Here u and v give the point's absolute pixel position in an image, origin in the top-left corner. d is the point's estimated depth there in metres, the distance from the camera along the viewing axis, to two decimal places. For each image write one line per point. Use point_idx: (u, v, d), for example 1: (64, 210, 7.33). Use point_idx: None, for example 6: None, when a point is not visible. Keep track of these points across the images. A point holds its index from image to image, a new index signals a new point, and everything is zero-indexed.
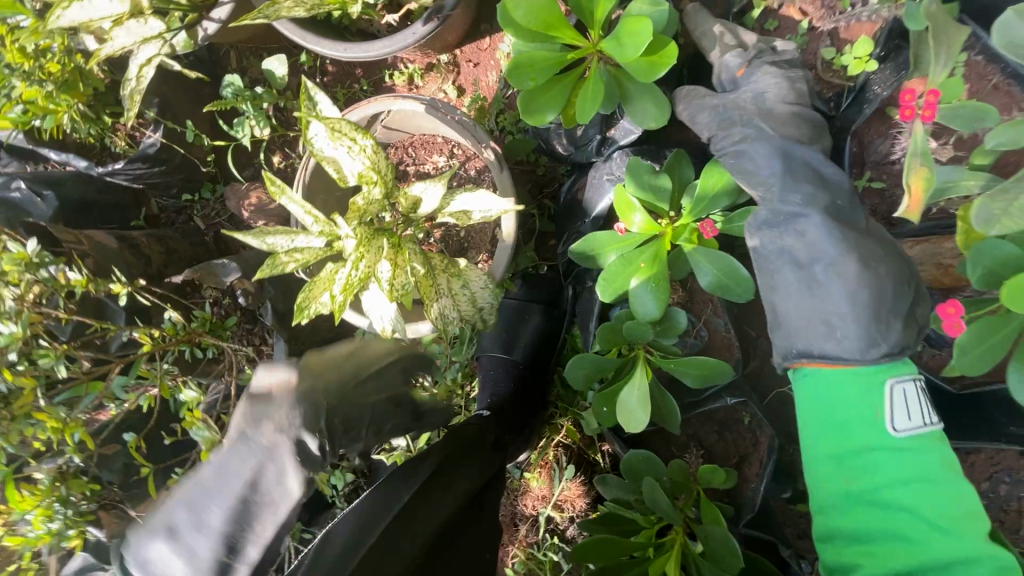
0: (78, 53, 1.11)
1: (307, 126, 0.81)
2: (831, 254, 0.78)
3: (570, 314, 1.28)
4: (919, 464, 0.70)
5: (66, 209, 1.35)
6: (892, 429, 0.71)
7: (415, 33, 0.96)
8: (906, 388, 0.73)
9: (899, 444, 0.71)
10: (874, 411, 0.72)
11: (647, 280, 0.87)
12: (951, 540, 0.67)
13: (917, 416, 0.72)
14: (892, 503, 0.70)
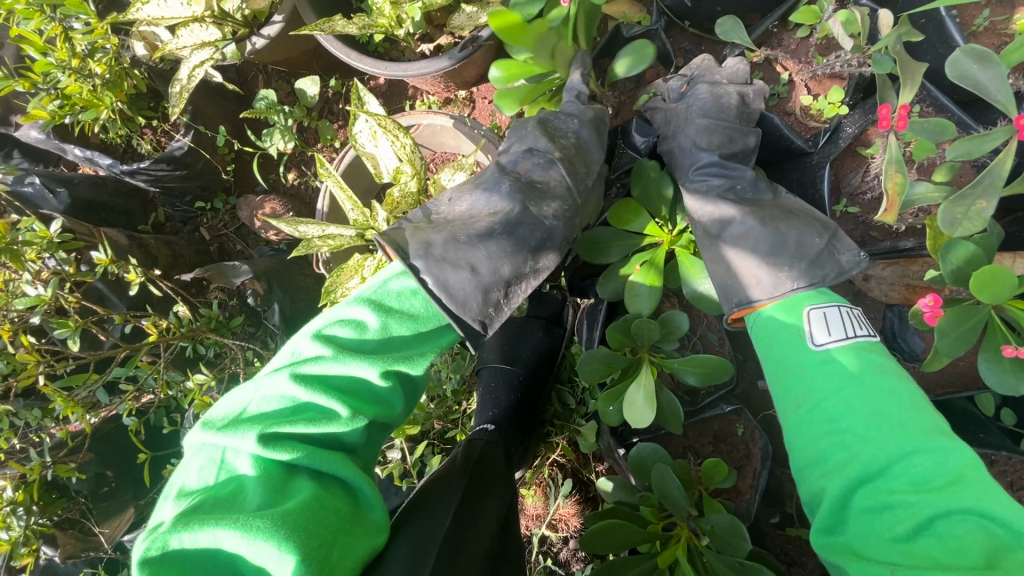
0: (125, 57, 1.18)
1: (355, 122, 0.94)
2: (737, 219, 0.92)
3: (569, 329, 1.38)
4: (850, 375, 0.75)
5: (77, 206, 1.36)
6: (811, 346, 0.80)
7: (451, 58, 1.06)
8: (825, 310, 0.82)
9: (825, 358, 0.78)
10: (796, 337, 0.82)
11: (649, 280, 0.96)
12: (899, 433, 0.68)
13: (841, 331, 0.80)
14: (838, 415, 0.73)
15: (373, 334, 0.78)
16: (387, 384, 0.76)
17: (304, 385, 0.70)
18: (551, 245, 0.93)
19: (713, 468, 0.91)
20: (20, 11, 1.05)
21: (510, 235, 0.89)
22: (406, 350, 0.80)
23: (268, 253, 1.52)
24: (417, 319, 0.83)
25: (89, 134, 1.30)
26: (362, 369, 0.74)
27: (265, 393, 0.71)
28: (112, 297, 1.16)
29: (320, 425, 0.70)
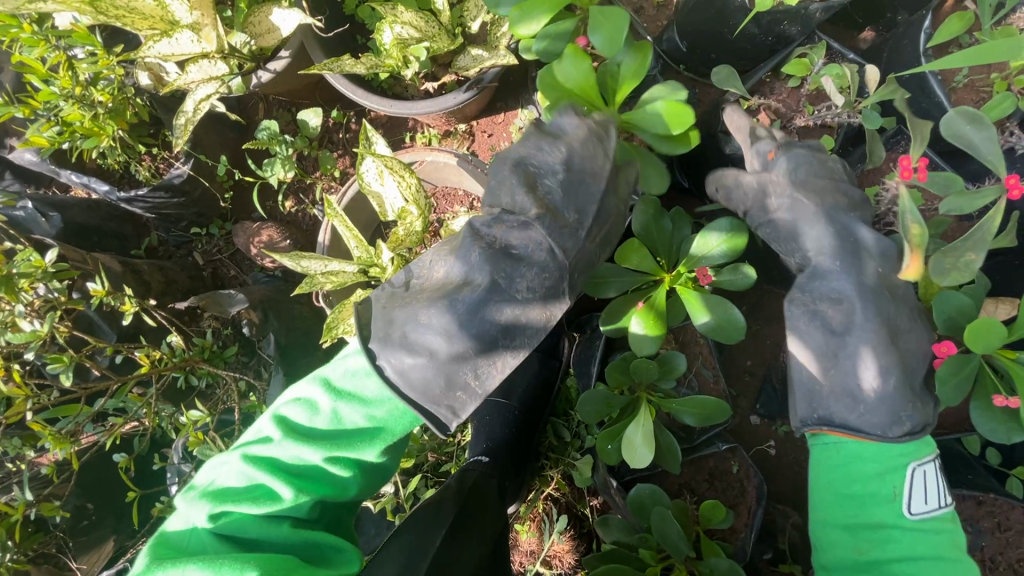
0: (129, 86, 1.18)
1: (362, 162, 0.96)
2: (848, 327, 0.83)
3: (565, 363, 1.36)
4: (885, 497, 0.77)
5: (70, 231, 1.35)
6: (907, 510, 0.76)
7: (456, 98, 1.09)
8: (926, 471, 0.78)
9: (912, 524, 0.76)
10: (892, 495, 0.77)
11: (646, 318, 0.97)
12: (923, 536, 0.75)
13: (932, 501, 0.78)
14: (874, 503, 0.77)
15: (324, 417, 0.82)
16: (335, 468, 0.80)
17: (252, 465, 0.76)
18: (519, 340, 0.85)
19: (711, 508, 0.93)
20: (25, 41, 1.05)
21: (473, 320, 0.83)
22: (356, 434, 0.83)
23: (263, 279, 1.51)
24: (370, 406, 0.83)
25: (86, 160, 1.29)
26: (310, 454, 0.79)
27: (225, 468, 0.78)
28: (104, 326, 1.14)
29: (263, 505, 0.75)
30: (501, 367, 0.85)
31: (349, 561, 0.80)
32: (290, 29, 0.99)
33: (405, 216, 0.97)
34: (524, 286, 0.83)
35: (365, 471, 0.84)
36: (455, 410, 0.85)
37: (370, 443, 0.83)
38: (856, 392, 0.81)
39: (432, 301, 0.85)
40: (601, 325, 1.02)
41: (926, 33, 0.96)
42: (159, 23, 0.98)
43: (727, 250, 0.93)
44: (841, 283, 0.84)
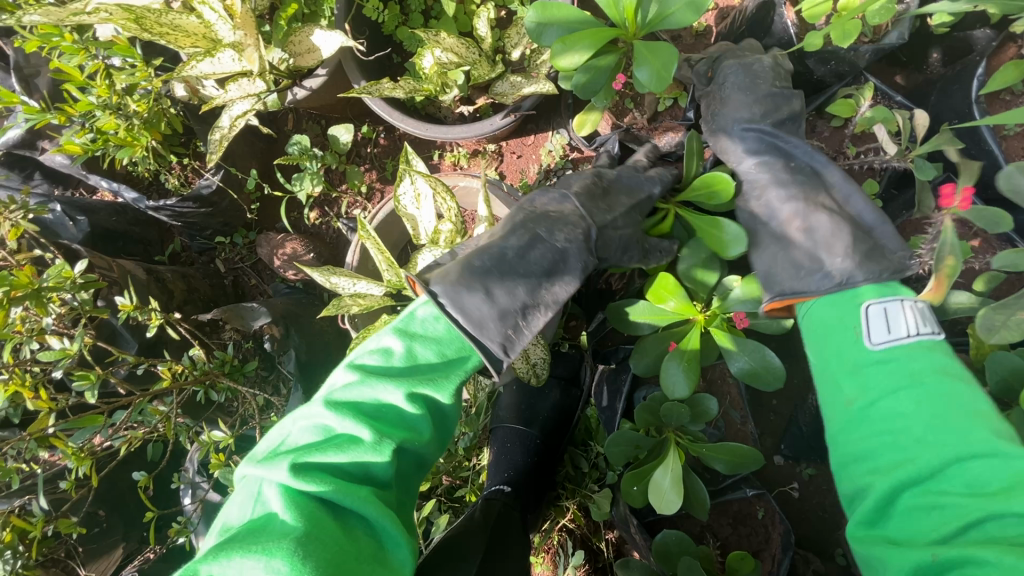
0: (165, 96, 1.18)
1: (401, 183, 0.99)
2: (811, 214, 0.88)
3: (587, 392, 1.33)
4: (906, 368, 0.68)
5: (96, 236, 1.34)
6: (868, 343, 0.71)
7: (493, 124, 1.07)
8: (885, 304, 0.73)
9: (883, 356, 0.70)
10: (850, 331, 0.75)
11: (679, 360, 0.96)
12: (938, 438, 0.61)
13: (900, 329, 0.71)
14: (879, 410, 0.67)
15: (399, 359, 0.79)
16: (414, 406, 0.75)
17: (335, 411, 0.71)
18: (566, 270, 0.90)
19: (739, 558, 0.90)
20: (66, 50, 1.05)
21: (518, 284, 0.86)
22: (430, 371, 0.79)
23: (284, 291, 1.50)
24: (443, 345, 0.82)
25: (117, 167, 1.29)
26: (389, 394, 0.75)
27: (304, 423, 0.72)
28: (127, 336, 1.13)
29: (348, 452, 0.69)
30: (547, 306, 0.87)
31: (405, 558, 0.69)
32: (331, 50, 0.99)
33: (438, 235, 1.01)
34: (562, 240, 0.91)
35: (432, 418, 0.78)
36: (505, 348, 0.83)
37: (445, 384, 0.79)
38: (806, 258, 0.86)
39: (482, 250, 0.89)
40: (632, 364, 1.01)
41: (978, 81, 0.94)
42: (202, 40, 0.97)
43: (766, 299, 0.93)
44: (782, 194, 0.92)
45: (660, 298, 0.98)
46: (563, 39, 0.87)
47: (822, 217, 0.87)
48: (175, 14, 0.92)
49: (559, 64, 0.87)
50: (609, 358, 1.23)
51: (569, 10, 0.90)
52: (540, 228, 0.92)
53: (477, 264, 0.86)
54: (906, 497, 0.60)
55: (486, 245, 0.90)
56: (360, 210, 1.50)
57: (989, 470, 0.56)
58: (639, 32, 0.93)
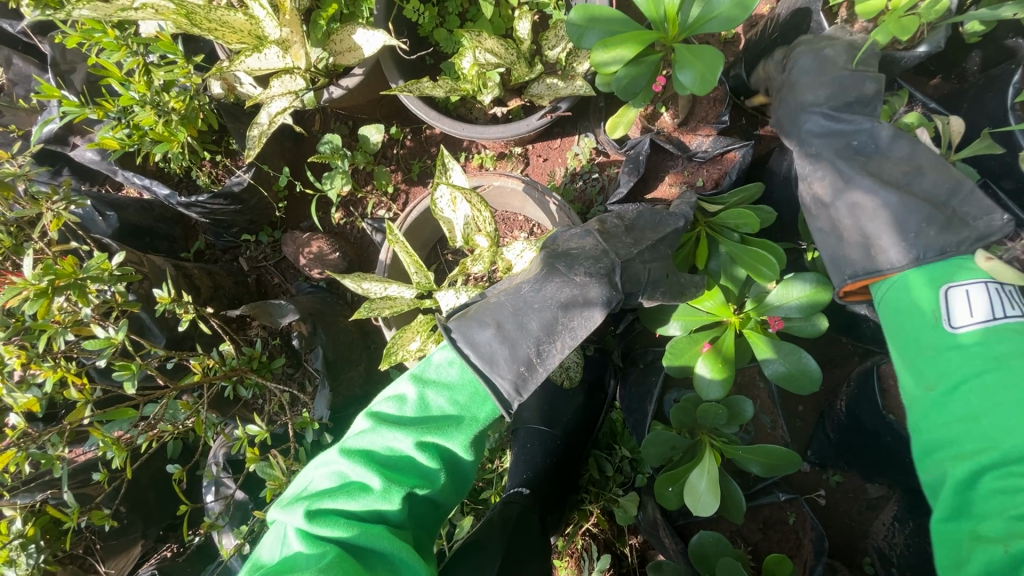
0: (201, 93, 1.19)
1: (435, 189, 0.98)
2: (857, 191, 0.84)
3: (612, 395, 1.32)
4: (991, 350, 0.66)
5: (125, 231, 1.35)
6: (950, 326, 0.71)
7: (529, 125, 1.08)
8: (968, 286, 0.71)
9: (965, 339, 0.69)
10: (927, 316, 0.73)
11: (715, 361, 0.96)
12: None
13: (986, 311, 0.69)
14: (967, 391, 0.66)
15: (411, 406, 0.81)
16: (424, 453, 0.76)
17: (349, 458, 0.75)
18: (587, 310, 0.88)
19: (777, 561, 0.89)
20: (108, 45, 1.07)
21: (527, 325, 0.87)
22: (442, 418, 0.81)
23: (307, 289, 1.51)
24: (453, 390, 0.83)
25: (149, 163, 1.30)
26: (400, 441, 0.77)
27: (323, 469, 0.76)
28: (156, 329, 1.13)
29: (359, 498, 0.71)
30: (563, 343, 0.87)
31: None
32: (371, 49, 1.00)
33: (473, 244, 1.02)
34: (581, 275, 0.90)
35: (444, 464, 0.79)
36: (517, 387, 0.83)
37: (455, 430, 0.80)
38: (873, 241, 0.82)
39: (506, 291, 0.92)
40: (666, 365, 1.02)
41: (1016, 87, 0.95)
42: (247, 38, 0.97)
43: (805, 304, 0.93)
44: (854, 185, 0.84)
45: (697, 300, 1.00)
46: (605, 41, 0.88)
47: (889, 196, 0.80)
48: (223, 11, 0.93)
49: (600, 65, 0.88)
50: (638, 361, 1.22)
51: (611, 12, 0.92)
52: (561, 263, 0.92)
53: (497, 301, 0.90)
54: (987, 483, 0.62)
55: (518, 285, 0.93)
56: (385, 210, 1.51)
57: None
58: (679, 35, 0.94)
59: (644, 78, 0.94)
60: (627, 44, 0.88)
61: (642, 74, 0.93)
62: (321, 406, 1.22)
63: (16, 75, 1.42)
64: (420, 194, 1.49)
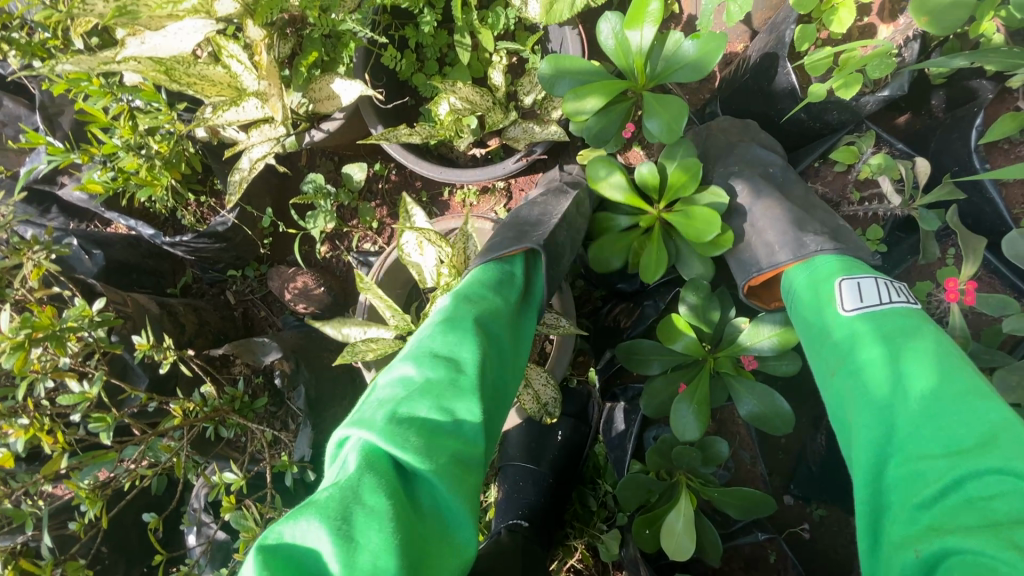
0: (185, 138, 1.21)
1: (402, 236, 1.04)
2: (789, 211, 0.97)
3: (596, 429, 1.33)
4: (878, 330, 0.74)
5: (111, 270, 1.36)
6: (841, 311, 0.79)
7: (506, 168, 1.09)
8: (858, 278, 0.80)
9: (854, 322, 0.77)
10: (827, 306, 0.81)
11: (689, 402, 0.97)
12: (922, 397, 0.64)
13: (874, 297, 0.77)
14: (869, 371, 0.71)
15: (452, 307, 0.80)
16: (472, 342, 0.74)
17: (413, 361, 0.70)
18: (555, 200, 1.07)
19: None
20: (93, 93, 1.09)
21: (533, 225, 1.00)
22: (482, 315, 0.80)
23: (293, 323, 1.52)
24: (473, 284, 0.85)
25: (134, 204, 1.31)
26: (447, 335, 0.74)
27: (384, 380, 0.70)
28: (138, 371, 1.14)
29: (425, 401, 0.65)
30: (563, 221, 1.03)
31: (469, 538, 0.63)
32: (349, 98, 1.02)
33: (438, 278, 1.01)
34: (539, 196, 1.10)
35: (489, 359, 0.76)
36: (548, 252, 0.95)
37: (493, 317, 0.81)
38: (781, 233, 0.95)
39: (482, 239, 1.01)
40: (643, 405, 1.03)
41: (978, 131, 0.97)
42: (226, 89, 0.97)
43: (776, 344, 0.95)
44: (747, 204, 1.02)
45: (671, 340, 1.01)
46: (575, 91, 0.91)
47: (776, 205, 0.99)
48: (203, 65, 0.95)
49: (572, 115, 0.91)
50: (619, 396, 1.23)
51: (581, 63, 0.94)
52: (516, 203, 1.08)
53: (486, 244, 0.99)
54: (897, 471, 0.62)
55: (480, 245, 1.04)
56: (370, 244, 1.53)
57: (961, 426, 0.59)
58: (648, 83, 0.96)
59: (613, 120, 0.96)
60: (597, 90, 0.90)
61: (611, 117, 0.96)
62: (302, 445, 1.22)
63: (5, 116, 1.44)
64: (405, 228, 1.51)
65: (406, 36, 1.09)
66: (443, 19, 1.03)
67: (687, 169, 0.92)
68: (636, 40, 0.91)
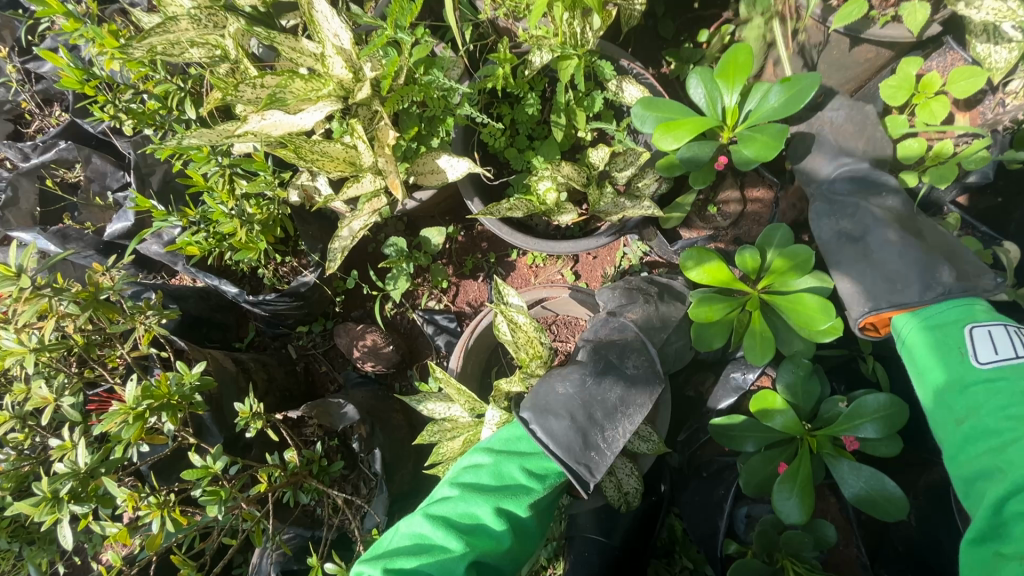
0: (280, 201, 1.24)
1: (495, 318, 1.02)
2: (881, 248, 0.97)
3: (668, 501, 1.28)
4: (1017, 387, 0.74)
5: (187, 326, 1.37)
6: (975, 362, 0.79)
7: (598, 241, 1.13)
8: (989, 327, 0.80)
9: (991, 374, 0.77)
10: (955, 353, 0.81)
11: (792, 484, 0.96)
12: None
13: (1008, 350, 0.78)
14: (1002, 430, 0.73)
15: (488, 473, 0.88)
16: (498, 520, 0.82)
17: (432, 521, 0.81)
18: (640, 391, 0.94)
19: None
20: (202, 160, 1.13)
21: (603, 415, 0.91)
22: (514, 487, 0.87)
23: (356, 380, 1.52)
24: (525, 459, 0.90)
25: (218, 261, 1.33)
26: (478, 508, 0.83)
27: (406, 528, 0.84)
28: (215, 428, 1.11)
29: (434, 562, 0.76)
30: (624, 428, 0.91)
31: None
32: (455, 172, 1.06)
33: (523, 363, 1.01)
34: (631, 355, 0.98)
35: (515, 537, 0.84)
36: (591, 467, 0.87)
37: (527, 498, 0.86)
38: (879, 283, 0.95)
39: (564, 378, 0.95)
40: (741, 482, 1.02)
41: None
42: (344, 164, 1.00)
43: (880, 426, 0.95)
44: (841, 254, 1.01)
45: (767, 415, 1.00)
46: (671, 131, 0.96)
47: (885, 242, 0.97)
48: (324, 143, 0.98)
49: (663, 147, 0.94)
50: (701, 469, 1.21)
51: (671, 103, 1.01)
52: (613, 355, 0.98)
53: (554, 393, 0.93)
54: (1010, 505, 0.68)
55: (565, 370, 0.98)
56: (436, 302, 1.55)
57: None
58: (736, 128, 1.01)
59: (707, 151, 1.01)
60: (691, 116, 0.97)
61: (708, 147, 1.01)
62: (376, 511, 1.19)
63: (93, 172, 1.48)
64: (471, 288, 1.53)
65: (504, 112, 1.14)
66: (542, 101, 1.07)
67: (798, 256, 0.96)
68: (728, 96, 0.97)
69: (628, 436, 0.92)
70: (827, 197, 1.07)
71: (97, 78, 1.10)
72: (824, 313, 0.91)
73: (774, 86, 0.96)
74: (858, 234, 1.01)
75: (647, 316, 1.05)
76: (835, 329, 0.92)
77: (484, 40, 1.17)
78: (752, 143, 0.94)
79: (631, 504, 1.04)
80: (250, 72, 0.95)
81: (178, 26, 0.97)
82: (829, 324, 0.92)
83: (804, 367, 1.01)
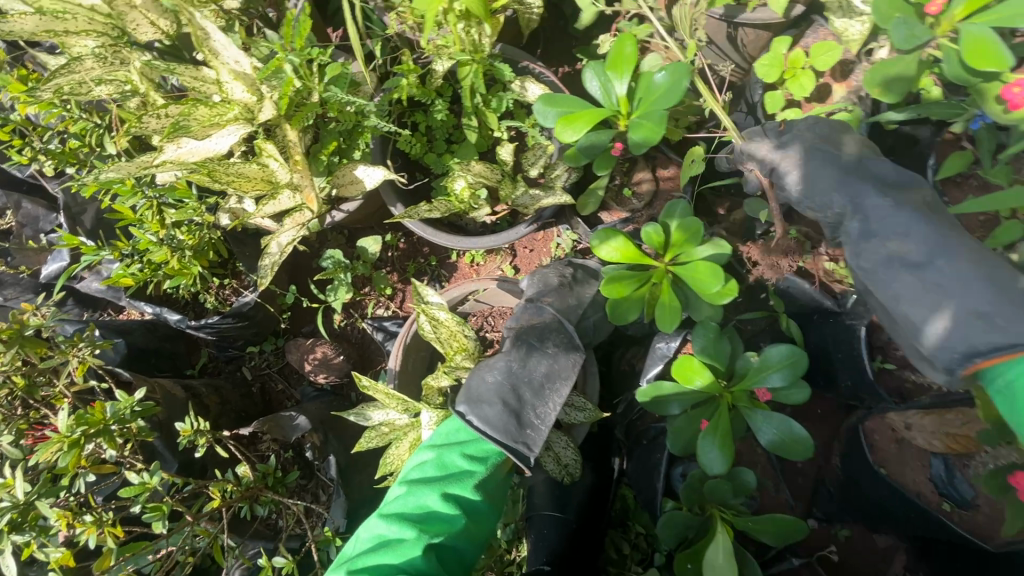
0: (211, 226, 1.27)
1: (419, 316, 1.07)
2: (926, 258, 0.84)
3: (619, 472, 1.35)
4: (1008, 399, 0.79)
5: (134, 357, 1.38)
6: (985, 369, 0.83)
7: (519, 232, 1.19)
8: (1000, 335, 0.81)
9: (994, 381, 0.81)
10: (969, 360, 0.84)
11: (714, 438, 1.02)
12: None
13: None
14: None
15: (432, 464, 0.94)
16: (446, 504, 0.87)
17: (386, 519, 0.86)
18: (563, 367, 1.01)
19: None
20: (126, 192, 1.16)
21: (533, 396, 0.98)
22: (459, 472, 0.93)
23: (312, 394, 1.54)
24: (465, 446, 0.97)
25: (158, 291, 1.36)
26: (426, 498, 0.88)
27: (364, 533, 0.88)
28: (166, 453, 1.14)
29: (396, 555, 0.80)
30: (553, 402, 0.99)
31: None
32: (372, 181, 1.11)
33: (451, 355, 1.07)
34: (551, 335, 1.04)
35: (468, 518, 0.89)
36: (529, 443, 0.94)
37: (471, 480, 0.92)
38: (936, 304, 0.81)
39: (491, 366, 1.00)
40: (669, 442, 1.08)
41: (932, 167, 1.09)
42: (261, 184, 1.06)
43: (785, 373, 1.03)
44: (864, 261, 0.90)
45: (687, 378, 1.06)
46: (569, 123, 1.02)
47: (937, 253, 0.84)
48: (239, 164, 1.03)
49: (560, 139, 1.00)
50: (641, 437, 1.28)
51: (570, 98, 1.08)
52: (533, 338, 1.04)
53: (483, 384, 0.98)
54: None
55: (492, 358, 1.03)
56: (384, 309, 1.59)
57: None
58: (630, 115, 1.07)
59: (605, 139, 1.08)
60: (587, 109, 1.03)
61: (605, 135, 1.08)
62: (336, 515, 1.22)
63: (25, 216, 1.49)
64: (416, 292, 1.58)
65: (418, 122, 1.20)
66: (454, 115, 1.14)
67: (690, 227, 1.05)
68: (618, 87, 1.04)
69: (558, 409, 0.99)
70: (840, 186, 0.96)
71: (11, 122, 1.13)
72: (714, 275, 0.98)
73: (655, 75, 1.03)
74: (911, 249, 0.86)
75: (563, 297, 1.11)
76: (729, 291, 1.00)
77: (393, 55, 1.23)
78: (640, 128, 1.01)
79: (572, 476, 1.10)
80: (157, 103, 0.99)
81: (84, 66, 1.00)
82: (722, 289, 0.99)
83: (711, 329, 1.08)
